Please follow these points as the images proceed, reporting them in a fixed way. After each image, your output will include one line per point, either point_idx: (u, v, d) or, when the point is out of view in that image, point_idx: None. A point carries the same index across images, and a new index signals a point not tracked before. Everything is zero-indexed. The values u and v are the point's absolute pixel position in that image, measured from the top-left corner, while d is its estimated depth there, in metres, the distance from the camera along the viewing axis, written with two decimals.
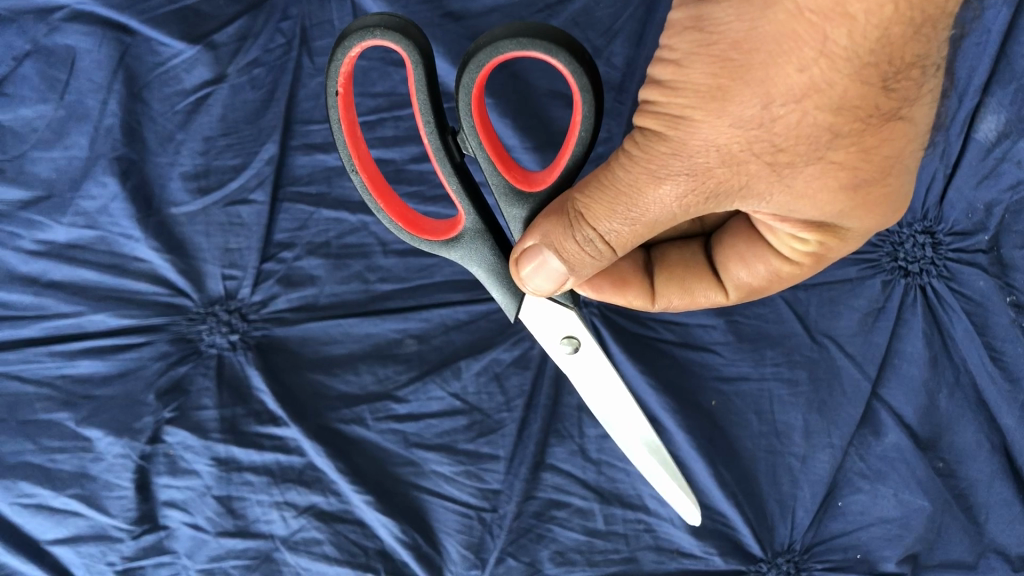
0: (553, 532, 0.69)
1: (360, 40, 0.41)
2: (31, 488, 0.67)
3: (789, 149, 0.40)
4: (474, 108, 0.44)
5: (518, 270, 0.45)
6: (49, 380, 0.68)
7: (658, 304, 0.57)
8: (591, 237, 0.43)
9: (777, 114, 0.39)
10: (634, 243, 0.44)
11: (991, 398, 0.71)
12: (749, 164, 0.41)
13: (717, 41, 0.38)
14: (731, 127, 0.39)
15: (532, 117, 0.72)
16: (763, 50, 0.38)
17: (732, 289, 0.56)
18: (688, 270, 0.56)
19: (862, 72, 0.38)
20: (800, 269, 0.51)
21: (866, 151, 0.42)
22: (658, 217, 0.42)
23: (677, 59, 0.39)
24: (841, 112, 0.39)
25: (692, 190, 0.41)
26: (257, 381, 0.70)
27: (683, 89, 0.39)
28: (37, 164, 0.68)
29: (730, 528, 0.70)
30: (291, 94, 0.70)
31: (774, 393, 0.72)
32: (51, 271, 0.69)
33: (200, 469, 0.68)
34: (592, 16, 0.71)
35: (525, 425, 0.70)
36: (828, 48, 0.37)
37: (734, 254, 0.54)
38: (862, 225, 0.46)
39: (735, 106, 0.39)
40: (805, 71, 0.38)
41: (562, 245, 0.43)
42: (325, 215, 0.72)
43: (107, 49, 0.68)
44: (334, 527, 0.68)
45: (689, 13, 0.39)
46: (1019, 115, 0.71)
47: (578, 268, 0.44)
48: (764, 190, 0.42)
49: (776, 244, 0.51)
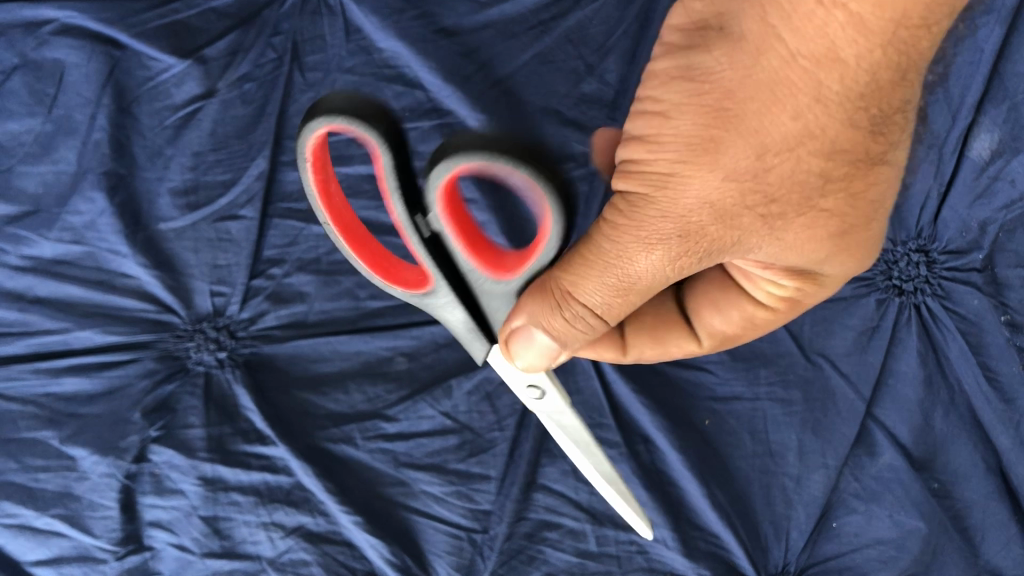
0: (545, 553, 0.68)
1: (325, 124, 0.38)
2: (12, 508, 0.65)
3: (781, 198, 0.40)
4: (441, 200, 0.41)
5: (508, 346, 0.45)
6: (34, 398, 0.67)
7: (630, 357, 0.55)
8: (581, 312, 0.42)
9: (770, 164, 0.38)
10: (622, 311, 0.43)
11: (985, 418, 0.71)
12: (742, 218, 0.40)
13: (709, 90, 0.37)
14: (724, 180, 0.38)
15: (523, 133, 0.70)
16: (756, 99, 0.37)
17: (705, 339, 0.55)
18: (662, 321, 0.55)
19: (854, 117, 0.38)
20: (775, 315, 0.52)
21: (852, 196, 0.42)
22: (648, 282, 0.42)
23: (664, 111, 0.38)
24: (832, 158, 0.39)
25: (683, 252, 0.40)
26: (245, 399, 0.68)
27: (674, 144, 0.38)
28: (23, 179, 0.67)
29: (725, 550, 0.69)
30: (280, 109, 0.70)
31: (767, 413, 0.71)
32: (37, 287, 0.68)
33: (186, 489, 0.67)
34: (584, 32, 0.71)
35: (516, 444, 0.70)
36: (821, 94, 0.37)
37: (708, 301, 0.54)
38: (841, 271, 0.47)
39: (729, 158, 0.38)
40: (798, 118, 0.37)
41: (551, 323, 0.42)
42: (315, 231, 0.71)
43: (95, 63, 0.67)
44: (322, 548, 0.67)
45: (679, 63, 0.38)
46: (1012, 134, 0.71)
47: (566, 340, 0.43)
48: (754, 243, 0.42)
49: (752, 290, 0.51)
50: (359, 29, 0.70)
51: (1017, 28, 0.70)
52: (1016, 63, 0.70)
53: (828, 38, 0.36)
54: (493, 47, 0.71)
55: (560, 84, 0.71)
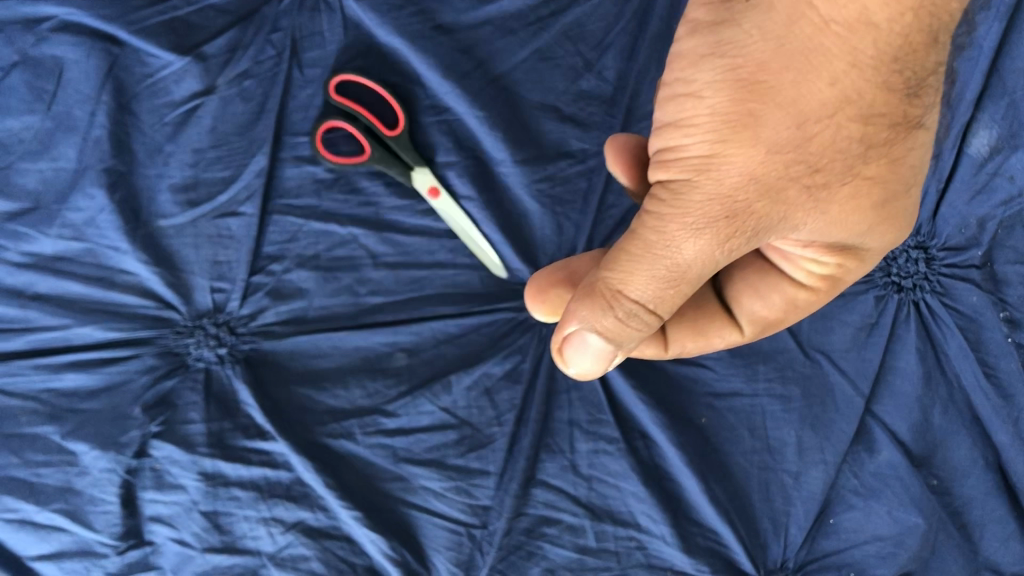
0: (544, 549, 0.69)
1: None
2: (13, 503, 0.65)
3: (825, 168, 0.42)
4: None
5: (561, 353, 0.46)
6: (34, 394, 0.67)
7: (672, 350, 0.57)
8: (633, 310, 0.44)
9: (813, 132, 0.41)
10: (673, 305, 0.45)
11: (984, 414, 0.71)
12: (789, 190, 0.42)
13: (742, 64, 0.41)
14: (769, 152, 0.41)
15: (520, 130, 0.72)
16: (793, 69, 0.40)
17: (746, 325, 0.56)
18: (701, 313, 0.56)
19: (888, 79, 0.41)
20: (817, 295, 0.54)
21: (892, 161, 0.45)
22: (700, 268, 0.43)
23: (696, 91, 0.42)
24: (870, 123, 0.42)
25: (731, 234, 0.42)
26: (245, 395, 0.69)
27: (711, 124, 0.41)
28: (24, 175, 0.67)
29: (722, 545, 0.69)
30: (280, 106, 0.70)
31: (766, 409, 0.72)
32: (38, 283, 0.68)
33: (187, 484, 0.67)
34: (582, 29, 0.72)
35: (515, 440, 0.70)
36: (856, 58, 0.40)
37: (747, 287, 0.56)
38: (880, 243, 0.50)
39: (771, 129, 0.41)
40: (835, 84, 0.41)
41: (602, 324, 0.44)
42: (314, 227, 0.71)
43: (95, 60, 0.68)
44: (322, 543, 0.68)
45: (707, 43, 0.42)
46: (1011, 130, 0.71)
47: (622, 341, 0.44)
48: (802, 218, 0.44)
49: (791, 271, 0.54)
50: (358, 25, 0.70)
51: (1016, 24, 0.70)
52: (1015, 59, 0.70)
53: (857, 5, 0.40)
54: (490, 43, 0.71)
55: (558, 80, 0.72)
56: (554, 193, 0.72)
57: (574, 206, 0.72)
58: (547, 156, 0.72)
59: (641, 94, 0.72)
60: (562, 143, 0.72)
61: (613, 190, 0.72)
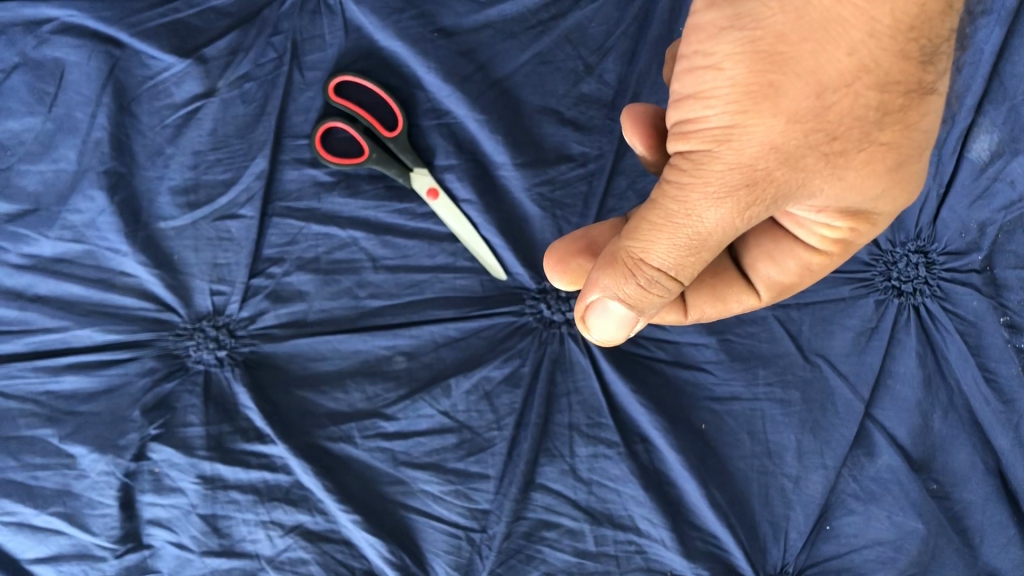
0: (544, 553, 0.69)
1: None
2: (11, 506, 0.65)
3: (842, 136, 0.43)
4: None
5: (585, 319, 0.51)
6: (34, 396, 0.67)
7: (692, 314, 0.59)
8: (654, 277, 0.46)
9: (830, 102, 0.42)
10: (693, 270, 0.47)
11: (984, 419, 0.71)
12: (807, 158, 0.43)
13: (762, 36, 0.41)
14: (788, 123, 0.41)
15: (521, 134, 0.72)
16: (811, 40, 0.41)
17: (763, 290, 0.58)
18: (720, 278, 0.57)
19: (905, 48, 0.41)
20: (830, 259, 0.54)
21: (906, 127, 0.45)
22: (719, 236, 0.44)
23: (717, 62, 0.42)
24: (886, 90, 0.42)
25: (751, 201, 0.43)
26: (244, 398, 0.68)
27: (731, 96, 0.42)
28: (24, 177, 0.67)
29: (722, 549, 0.69)
30: (281, 108, 0.70)
31: (766, 413, 0.71)
32: (38, 285, 0.67)
33: (186, 487, 0.67)
34: (583, 33, 0.72)
35: (515, 444, 0.69)
36: (873, 28, 0.41)
37: (762, 253, 0.56)
38: (892, 208, 0.50)
39: (789, 100, 0.41)
40: (853, 54, 0.41)
41: (625, 291, 0.46)
42: (314, 230, 0.71)
43: (96, 62, 0.68)
44: (321, 547, 0.68)
45: (725, 14, 0.42)
46: (1012, 135, 0.71)
47: (644, 306, 0.47)
48: (818, 185, 0.45)
49: (804, 236, 0.54)
50: (359, 29, 0.70)
51: (1016, 29, 0.70)
52: (1015, 64, 0.70)
53: None
54: (491, 46, 0.71)
55: (559, 84, 0.72)
56: (554, 196, 0.72)
57: (574, 209, 0.72)
58: (547, 160, 0.72)
59: (641, 98, 0.72)
60: (562, 146, 0.72)
61: (613, 194, 0.72)
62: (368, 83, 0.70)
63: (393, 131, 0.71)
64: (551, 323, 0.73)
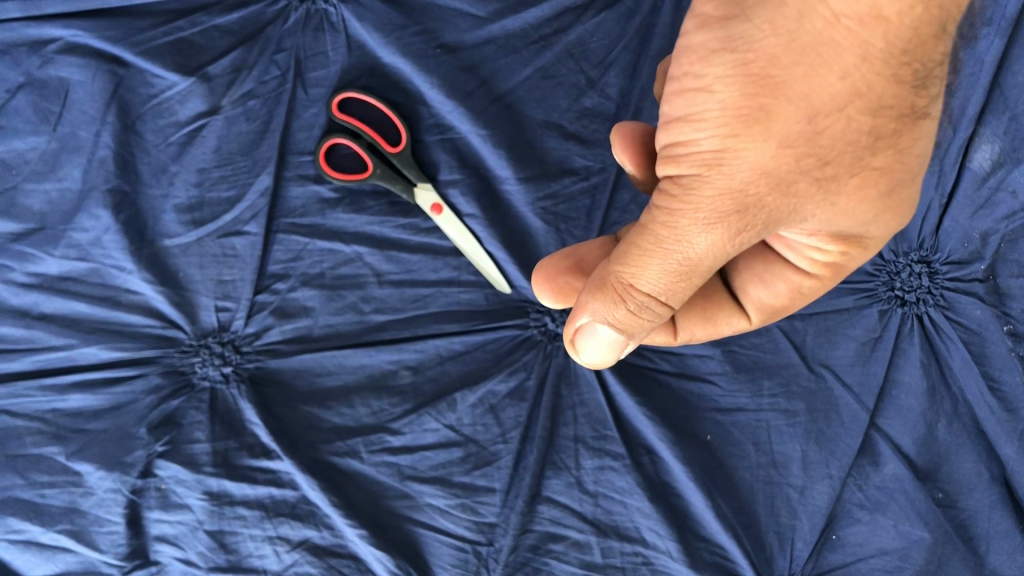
0: (550, 565, 0.69)
1: None
2: (20, 524, 0.65)
3: (834, 161, 0.43)
4: None
5: (575, 341, 0.51)
6: (40, 414, 0.67)
7: (681, 334, 0.59)
8: (643, 302, 0.46)
9: (822, 126, 0.42)
10: (684, 295, 0.47)
11: (989, 428, 0.71)
12: (798, 182, 0.43)
13: (753, 59, 0.41)
14: (779, 147, 0.42)
15: (524, 149, 0.72)
16: (801, 64, 0.41)
17: (754, 313, 0.58)
18: (710, 300, 0.57)
19: (898, 72, 0.42)
20: (820, 282, 0.54)
21: (899, 151, 0.45)
22: (709, 261, 0.45)
23: (709, 85, 0.42)
24: (879, 114, 0.42)
25: (742, 227, 0.44)
26: (250, 414, 0.69)
27: (722, 119, 0.42)
28: (29, 197, 0.68)
29: (731, 561, 0.69)
30: (284, 126, 0.70)
31: (771, 425, 0.72)
32: (43, 303, 0.68)
33: (192, 504, 0.67)
34: (585, 47, 0.72)
35: (521, 457, 0.70)
36: (866, 52, 0.41)
37: (752, 276, 0.56)
38: (884, 231, 0.50)
39: (781, 124, 0.41)
40: (845, 78, 0.41)
41: (614, 316, 0.47)
42: (319, 246, 0.71)
43: (100, 81, 0.68)
44: (328, 561, 0.68)
45: (716, 37, 0.42)
46: (1013, 145, 0.71)
47: (634, 330, 0.47)
48: (811, 209, 0.45)
49: (794, 260, 0.54)
50: (361, 46, 0.71)
51: (1016, 39, 0.70)
52: (1015, 74, 0.70)
53: None
54: (494, 62, 0.72)
55: (561, 98, 0.72)
56: (557, 210, 0.72)
57: (577, 222, 0.72)
58: (550, 173, 0.72)
59: (643, 112, 0.72)
60: (565, 160, 0.72)
61: (616, 207, 0.72)
62: (370, 99, 0.70)
63: (395, 147, 0.71)
64: (555, 336, 0.73)
